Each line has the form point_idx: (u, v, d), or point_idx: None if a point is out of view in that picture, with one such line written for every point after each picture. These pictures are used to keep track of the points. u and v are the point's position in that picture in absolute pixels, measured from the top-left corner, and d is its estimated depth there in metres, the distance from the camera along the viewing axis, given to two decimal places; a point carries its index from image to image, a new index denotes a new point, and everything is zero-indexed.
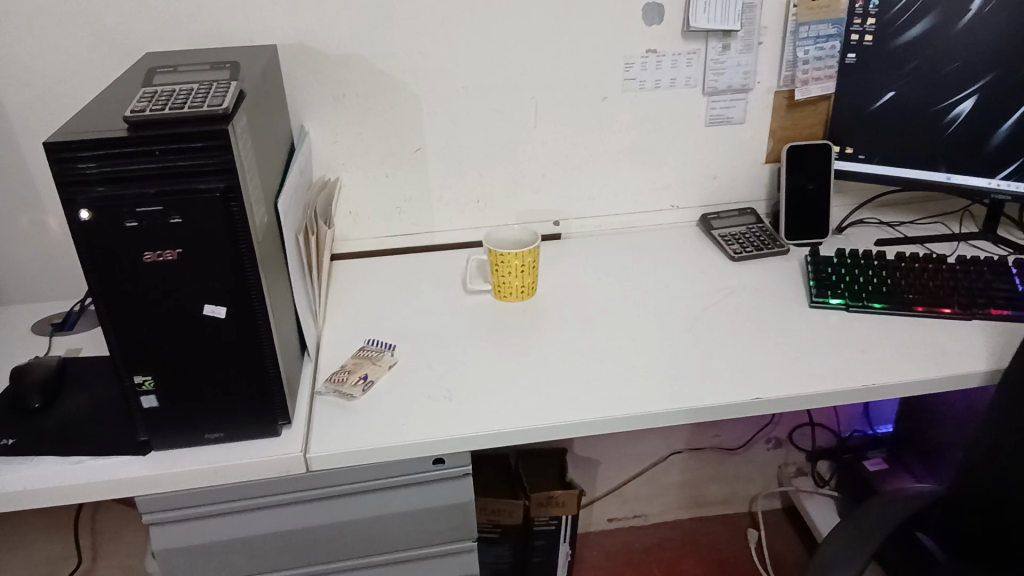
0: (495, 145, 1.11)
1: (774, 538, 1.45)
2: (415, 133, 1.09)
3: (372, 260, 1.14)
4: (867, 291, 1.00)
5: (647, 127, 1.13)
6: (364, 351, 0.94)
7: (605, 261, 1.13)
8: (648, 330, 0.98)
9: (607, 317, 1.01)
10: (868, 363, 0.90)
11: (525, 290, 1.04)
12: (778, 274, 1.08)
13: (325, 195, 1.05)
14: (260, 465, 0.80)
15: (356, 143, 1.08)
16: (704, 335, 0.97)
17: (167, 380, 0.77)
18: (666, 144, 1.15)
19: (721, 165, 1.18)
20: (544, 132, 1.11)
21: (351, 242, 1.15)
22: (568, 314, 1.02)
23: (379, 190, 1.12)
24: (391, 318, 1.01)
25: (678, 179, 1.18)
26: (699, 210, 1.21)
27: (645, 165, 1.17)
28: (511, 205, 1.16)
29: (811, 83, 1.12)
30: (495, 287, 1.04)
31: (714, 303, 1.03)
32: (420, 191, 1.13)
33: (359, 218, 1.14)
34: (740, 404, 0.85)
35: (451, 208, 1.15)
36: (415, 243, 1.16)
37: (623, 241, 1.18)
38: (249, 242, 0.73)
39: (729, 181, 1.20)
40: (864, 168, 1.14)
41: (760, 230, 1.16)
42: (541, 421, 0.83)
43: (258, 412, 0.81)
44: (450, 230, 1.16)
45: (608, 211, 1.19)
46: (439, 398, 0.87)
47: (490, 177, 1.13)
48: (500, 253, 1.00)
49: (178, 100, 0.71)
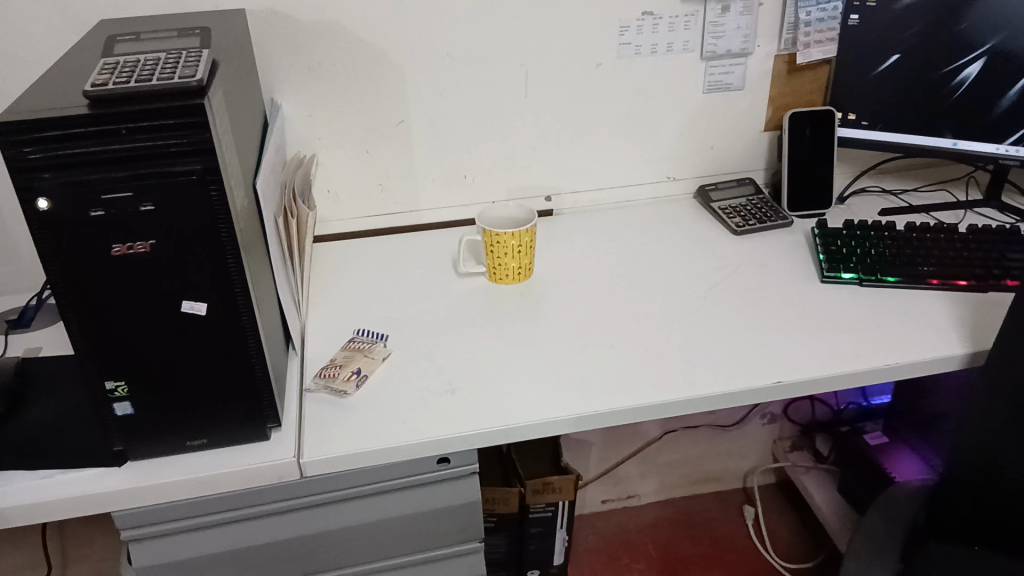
0: (484, 117, 1.04)
1: (770, 514, 1.42)
2: (399, 105, 1.01)
3: (354, 242, 1.07)
4: (880, 265, 0.96)
5: (642, 95, 1.07)
6: (354, 342, 0.87)
7: (603, 241, 1.07)
8: (655, 312, 0.93)
9: (610, 299, 0.96)
10: (889, 341, 0.86)
11: (521, 271, 0.98)
12: (783, 248, 1.04)
13: (301, 175, 0.97)
14: (250, 473, 0.73)
15: (334, 117, 1.00)
16: (714, 316, 0.92)
17: (142, 385, 0.69)
18: (662, 114, 1.09)
19: (718, 135, 1.13)
20: (535, 103, 1.05)
21: (331, 224, 1.07)
22: (569, 297, 0.96)
23: (360, 167, 1.04)
24: (379, 307, 0.95)
25: (674, 150, 1.13)
26: (695, 181, 1.16)
27: (640, 136, 1.11)
28: (500, 181, 1.09)
29: (813, 47, 1.07)
30: (489, 269, 0.98)
31: (722, 281, 0.98)
32: (404, 168, 1.05)
33: (339, 198, 1.06)
34: (761, 389, 0.80)
35: (438, 185, 1.08)
36: (400, 223, 1.09)
37: (618, 217, 1.12)
38: (232, 232, 0.65)
39: (726, 151, 1.15)
40: (866, 134, 1.09)
41: (761, 202, 1.11)
42: (553, 413, 0.78)
43: (244, 416, 0.73)
44: (437, 209, 1.09)
45: (602, 185, 1.13)
46: (440, 393, 0.81)
47: (479, 152, 1.07)
48: (495, 233, 0.94)
49: (144, 71, 0.63)
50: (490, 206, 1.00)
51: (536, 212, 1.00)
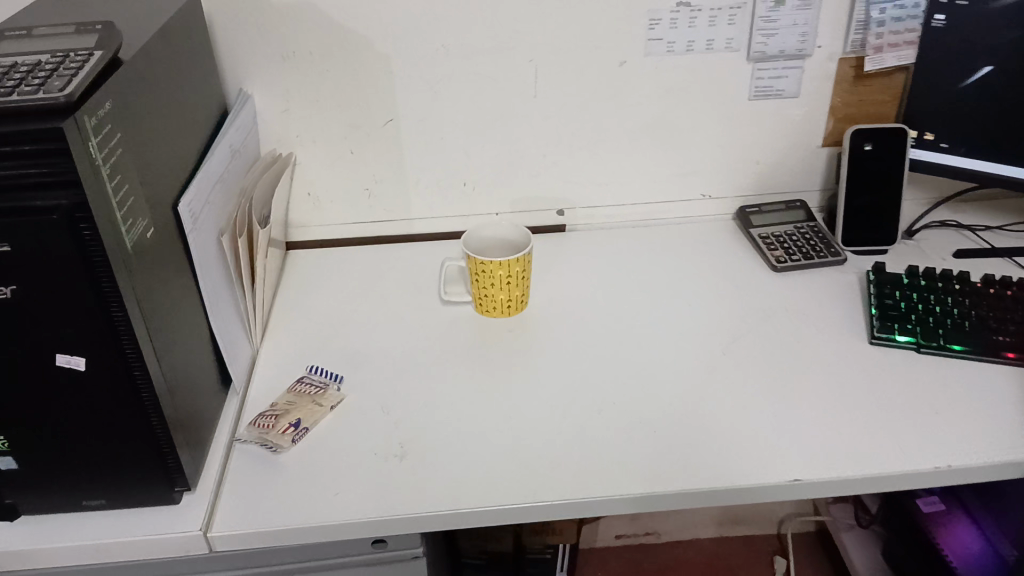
0: (484, 118, 0.90)
1: (804, 567, 1.27)
2: (386, 102, 0.88)
3: (336, 252, 0.96)
4: (944, 328, 0.79)
5: (675, 100, 0.91)
6: (302, 383, 0.76)
7: (616, 266, 0.93)
8: (660, 364, 0.78)
9: (611, 343, 0.82)
10: (938, 434, 0.69)
11: (512, 304, 0.84)
12: (830, 291, 0.87)
13: (269, 181, 0.85)
14: (149, 545, 0.63)
15: (312, 112, 0.88)
16: (729, 377, 0.77)
17: (23, 439, 0.60)
18: (698, 122, 0.93)
19: (765, 147, 0.96)
20: (546, 105, 0.90)
21: (311, 229, 0.96)
22: (564, 337, 0.83)
23: (343, 169, 0.92)
24: (343, 336, 0.83)
25: (711, 164, 0.97)
26: (735, 199, 1.00)
27: (670, 147, 0.95)
28: (505, 191, 0.96)
29: (886, 51, 0.89)
30: (475, 299, 0.85)
31: (748, 330, 0.82)
32: (392, 171, 0.93)
33: (320, 202, 0.94)
34: (770, 487, 0.65)
35: (432, 193, 0.95)
36: (389, 232, 0.97)
37: (641, 239, 0.97)
38: (112, 279, 0.54)
39: (774, 168, 0.98)
40: (944, 158, 0.90)
41: (809, 232, 0.95)
42: (510, 499, 0.65)
43: (147, 478, 0.63)
44: (430, 219, 0.97)
45: (625, 199, 0.98)
46: (387, 457, 0.69)
47: (480, 158, 0.93)
48: (479, 261, 0.81)
49: (12, 79, 0.51)
50: (480, 224, 0.86)
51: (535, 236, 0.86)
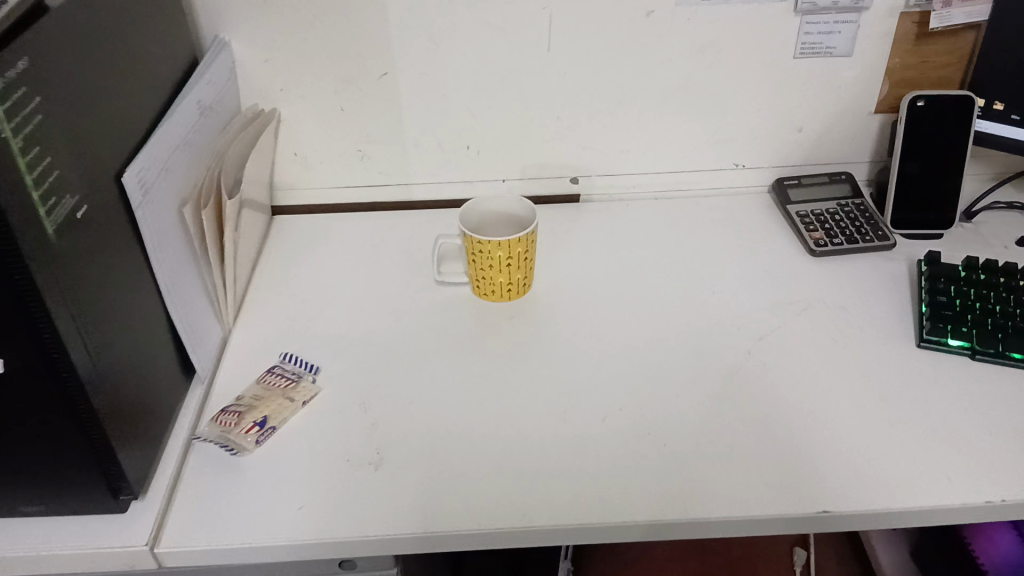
0: (491, 73, 0.80)
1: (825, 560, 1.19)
2: (380, 53, 0.78)
3: (326, 219, 0.87)
4: (1005, 332, 0.69)
5: (708, 57, 0.80)
6: (273, 373, 0.68)
7: (634, 244, 0.83)
8: (677, 363, 0.69)
9: (622, 335, 0.73)
10: (994, 461, 0.60)
11: (513, 287, 0.75)
12: (874, 281, 0.77)
13: (245, 142, 0.76)
14: (90, 558, 0.56)
15: (298, 63, 0.79)
16: (754, 382, 0.67)
17: None
18: (733, 82, 0.82)
19: (808, 113, 0.85)
20: (561, 61, 0.80)
21: (299, 193, 0.87)
22: (569, 326, 0.74)
23: (333, 127, 0.83)
24: (325, 317, 0.75)
25: (746, 131, 0.86)
26: (771, 170, 0.89)
27: (701, 110, 0.84)
28: (513, 156, 0.86)
29: (954, 6, 0.77)
30: (473, 281, 0.76)
31: (778, 325, 0.73)
32: (388, 131, 0.83)
33: (309, 162, 0.85)
34: (795, 518, 0.57)
35: (432, 156, 0.85)
36: (384, 198, 0.88)
37: (663, 214, 0.87)
38: (27, 274, 0.46)
39: (818, 136, 0.87)
40: (1013, 132, 0.78)
41: (855, 210, 0.84)
42: (495, 523, 0.57)
43: (89, 486, 0.57)
44: (430, 184, 0.87)
45: (647, 167, 0.88)
46: (360, 465, 0.61)
47: (486, 119, 0.83)
48: (476, 240, 0.72)
49: None
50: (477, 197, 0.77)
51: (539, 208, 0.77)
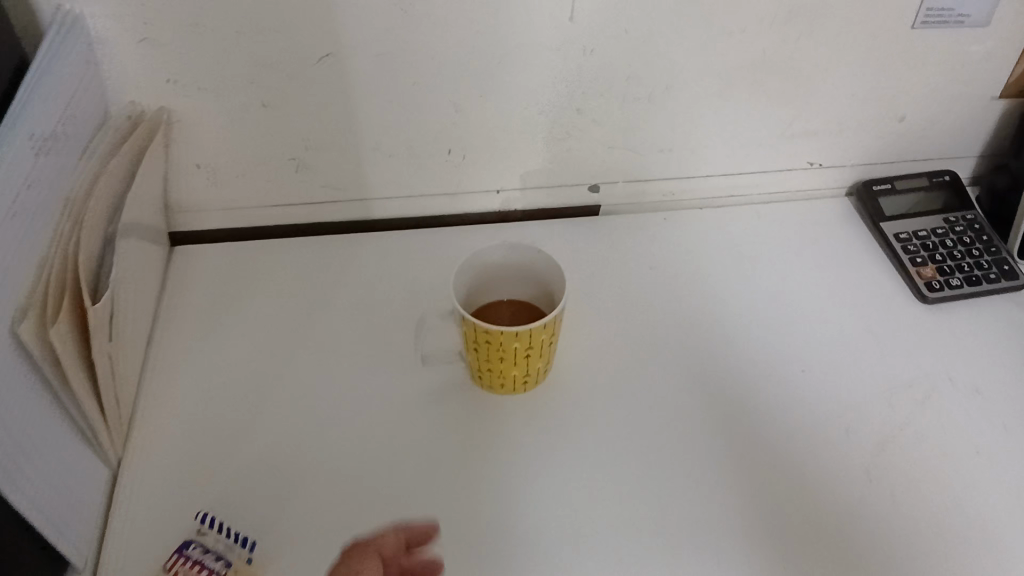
0: (483, 55, 0.55)
1: None
2: (316, 28, 0.51)
3: (253, 256, 0.63)
4: None
5: (793, 31, 0.56)
6: (186, 556, 0.45)
7: (683, 288, 0.62)
8: (774, 495, 0.50)
9: (690, 443, 0.52)
10: None
11: (533, 376, 0.53)
12: (1007, 344, 0.58)
13: (112, 176, 0.51)
14: None
15: (191, 45, 0.52)
16: (884, 526, 0.48)
17: None
18: (821, 63, 0.58)
19: (911, 100, 0.62)
20: (586, 36, 0.54)
21: (206, 216, 0.62)
22: (616, 429, 0.52)
23: (253, 131, 0.57)
24: (261, 430, 0.52)
25: (827, 124, 0.63)
26: (852, 171, 0.67)
27: (773, 98, 0.60)
28: (513, 161, 0.62)
29: None
30: (474, 371, 0.53)
31: (898, 424, 0.53)
32: (334, 134, 0.58)
33: (219, 176, 0.59)
34: None
35: (398, 164, 0.60)
36: (331, 217, 0.63)
37: (713, 234, 0.66)
38: None
39: (918, 128, 0.64)
40: None
41: (970, 230, 0.63)
42: None
43: None
44: (394, 200, 0.63)
45: (691, 171, 0.65)
46: None
47: (476, 113, 0.58)
48: (485, 330, 0.48)
49: None
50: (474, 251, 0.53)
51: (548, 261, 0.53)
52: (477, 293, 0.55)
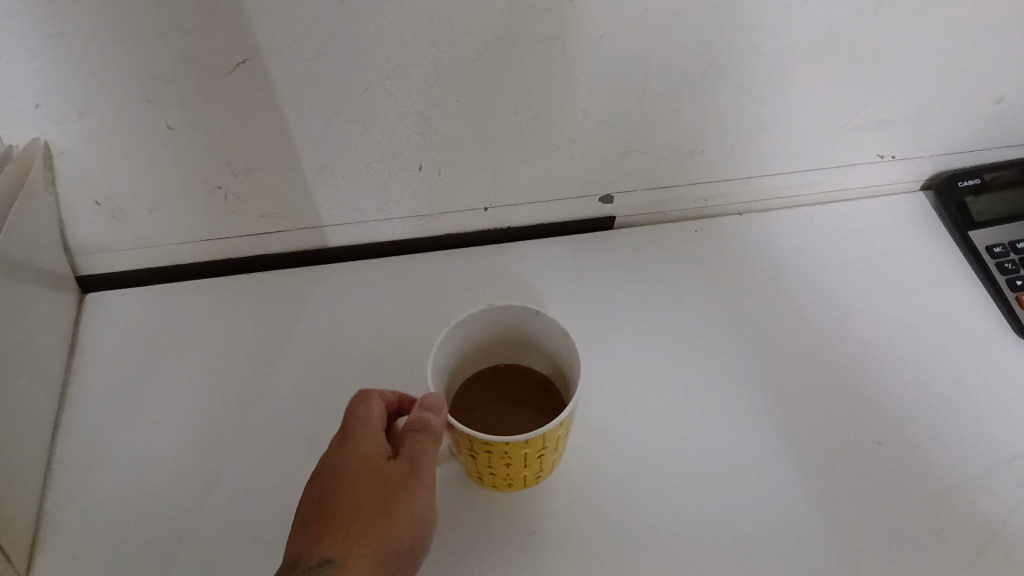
0: (456, 65, 0.41)
1: None
2: (226, 45, 0.38)
3: (184, 308, 0.52)
4: None
5: (870, 15, 0.42)
6: None
7: (723, 324, 0.50)
8: None
9: (743, 540, 0.40)
10: None
11: (547, 467, 0.41)
12: None
13: None
14: None
15: (61, 74, 0.38)
16: None
17: None
18: (902, 51, 0.45)
19: (1014, 86, 0.48)
20: (592, 37, 0.41)
21: (122, 253, 0.50)
22: (645, 523, 0.41)
23: (162, 162, 0.44)
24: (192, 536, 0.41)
25: (901, 118, 0.50)
26: (928, 161, 0.54)
27: (836, 93, 0.47)
28: (503, 175, 0.49)
29: None
30: (475, 475, 0.40)
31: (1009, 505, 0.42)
32: (271, 161, 0.45)
33: (129, 214, 0.47)
34: None
35: (358, 189, 0.48)
36: (280, 245, 0.52)
37: (757, 251, 0.54)
38: None
39: (1019, 115, 0.51)
40: None
41: None
42: None
43: None
44: (359, 223, 0.51)
45: (729, 174, 0.52)
46: None
47: (454, 122, 0.45)
48: (484, 442, 0.36)
49: None
50: (460, 323, 0.39)
51: (548, 328, 0.40)
52: (466, 367, 0.42)
